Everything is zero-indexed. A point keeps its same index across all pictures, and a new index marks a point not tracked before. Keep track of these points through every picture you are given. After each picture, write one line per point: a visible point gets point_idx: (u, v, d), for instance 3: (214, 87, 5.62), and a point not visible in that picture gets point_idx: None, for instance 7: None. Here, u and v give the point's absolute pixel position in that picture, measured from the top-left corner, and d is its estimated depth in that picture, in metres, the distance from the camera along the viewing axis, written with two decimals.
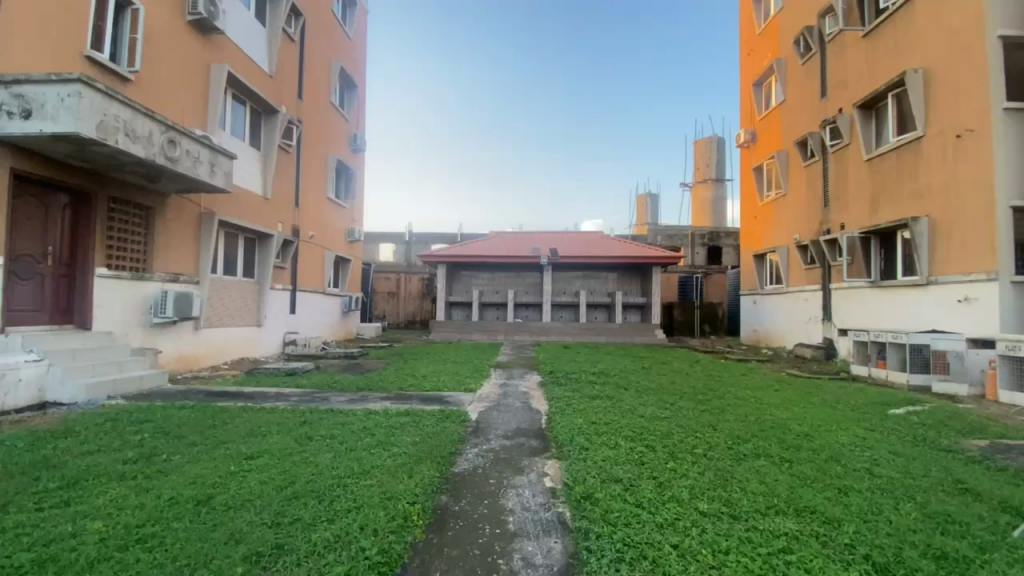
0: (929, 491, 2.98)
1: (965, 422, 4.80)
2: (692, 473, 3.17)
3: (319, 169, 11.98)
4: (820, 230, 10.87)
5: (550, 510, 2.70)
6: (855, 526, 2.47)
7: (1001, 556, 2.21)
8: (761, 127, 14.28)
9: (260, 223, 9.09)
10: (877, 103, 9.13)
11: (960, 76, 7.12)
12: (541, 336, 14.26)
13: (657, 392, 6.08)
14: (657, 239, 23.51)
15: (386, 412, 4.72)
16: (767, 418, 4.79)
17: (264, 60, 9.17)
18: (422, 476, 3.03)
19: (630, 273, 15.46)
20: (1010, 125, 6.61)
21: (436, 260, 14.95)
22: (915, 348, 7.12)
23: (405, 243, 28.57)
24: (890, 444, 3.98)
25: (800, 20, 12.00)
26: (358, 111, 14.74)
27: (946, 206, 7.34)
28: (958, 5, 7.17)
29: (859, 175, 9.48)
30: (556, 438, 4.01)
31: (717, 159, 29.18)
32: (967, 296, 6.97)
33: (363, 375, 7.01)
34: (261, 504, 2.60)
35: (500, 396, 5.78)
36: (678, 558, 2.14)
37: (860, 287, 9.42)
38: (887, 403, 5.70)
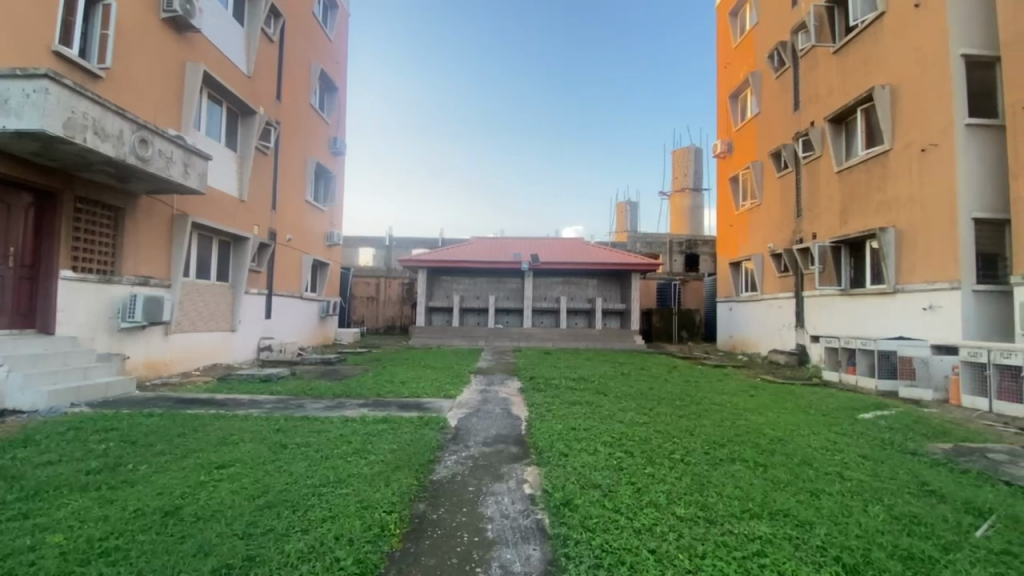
0: (896, 494, 3.07)
1: (930, 426, 4.97)
2: (670, 478, 3.20)
3: (298, 171, 11.80)
4: (793, 239, 11.17)
5: (529, 517, 2.69)
6: (826, 529, 2.53)
7: (964, 556, 2.29)
8: (737, 137, 14.64)
9: (236, 225, 8.89)
10: (846, 118, 9.46)
11: (924, 93, 7.44)
12: (521, 341, 14.26)
13: (636, 398, 6.13)
14: (637, 246, 23.79)
15: (364, 419, 4.67)
16: (742, 423, 4.87)
17: (242, 60, 9.02)
18: (400, 484, 2.99)
19: (610, 280, 15.60)
20: (971, 140, 6.91)
21: (416, 265, 14.83)
22: (883, 354, 7.35)
23: (385, 247, 28.37)
24: (860, 448, 4.09)
25: (774, 36, 12.38)
26: (339, 114, 14.60)
27: (912, 217, 7.62)
28: (922, 25, 7.49)
29: (829, 186, 9.79)
30: (535, 445, 4.00)
31: (695, 169, 29.78)
32: (931, 304, 7.23)
33: (340, 381, 6.89)
34: (232, 515, 2.52)
35: (480, 402, 5.75)
36: (656, 563, 2.15)
37: (831, 294, 9.70)
38: (856, 408, 5.86)
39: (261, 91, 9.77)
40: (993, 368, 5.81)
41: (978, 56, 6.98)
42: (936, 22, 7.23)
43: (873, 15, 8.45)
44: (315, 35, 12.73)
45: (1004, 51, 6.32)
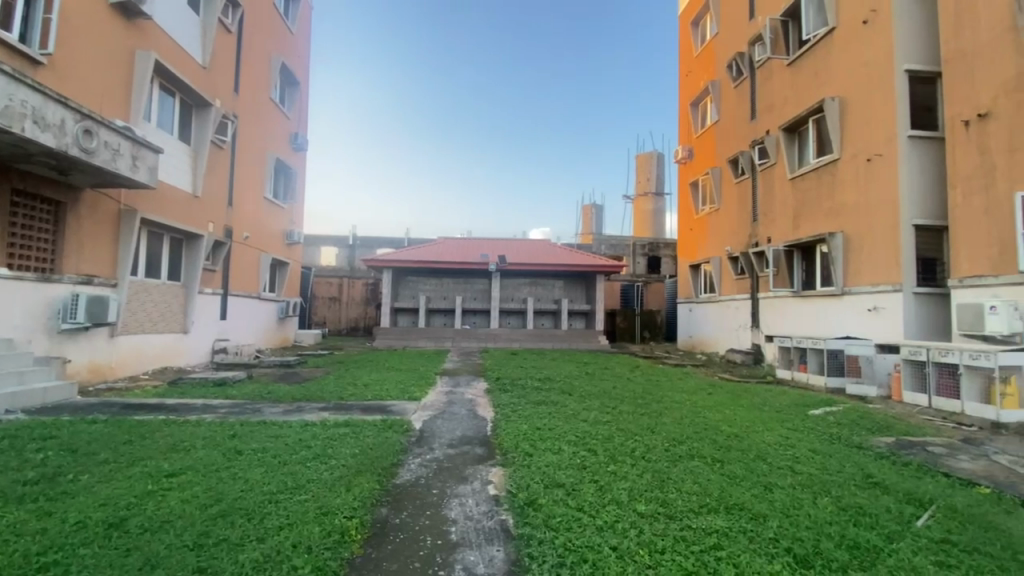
0: (843, 486, 3.23)
1: (875, 421, 5.26)
2: (631, 475, 3.27)
3: (256, 167, 11.38)
4: (749, 243, 11.60)
5: (493, 518, 2.69)
6: (779, 521, 2.63)
7: (905, 545, 2.43)
8: (697, 144, 15.09)
9: (189, 222, 8.51)
10: (799, 128, 9.91)
11: (870, 106, 7.87)
12: (487, 342, 14.23)
13: (600, 397, 6.21)
14: (602, 249, 24.17)
15: (325, 423, 4.55)
16: (701, 420, 5.01)
17: (197, 50, 8.64)
18: (362, 489, 2.93)
19: (576, 281, 15.78)
20: (912, 151, 7.35)
21: (381, 265, 14.58)
22: (831, 352, 7.71)
23: (348, 246, 27.78)
24: (810, 443, 4.29)
25: (732, 47, 12.84)
26: (301, 109, 14.19)
27: (859, 223, 8.05)
28: (869, 41, 7.92)
29: (783, 193, 10.23)
30: (500, 446, 4.00)
31: (658, 174, 30.53)
32: (875, 305, 7.66)
33: (300, 385, 6.71)
34: (182, 526, 2.41)
35: (445, 404, 5.71)
36: (617, 560, 2.19)
37: (784, 296, 10.13)
38: (807, 404, 6.14)
39: (218, 83, 9.39)
40: (932, 366, 6.10)
41: (920, 71, 7.44)
42: (881, 39, 7.67)
43: (824, 29, 8.87)
44: (276, 27, 12.34)
45: (943, 67, 6.76)
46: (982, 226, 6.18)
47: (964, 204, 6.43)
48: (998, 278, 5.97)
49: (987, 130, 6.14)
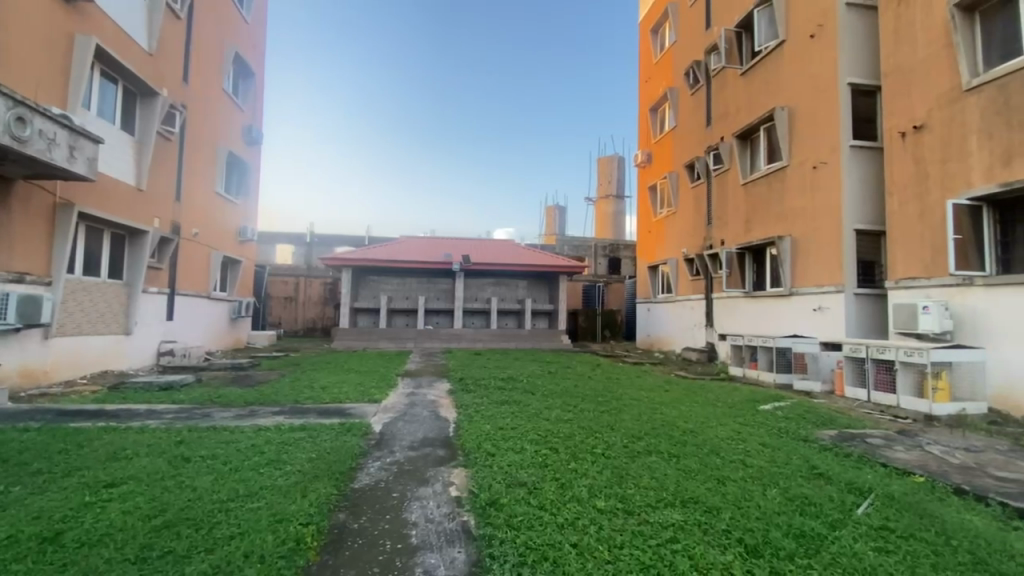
0: (791, 477, 3.39)
1: (819, 415, 5.55)
2: (592, 472, 3.33)
3: (206, 160, 10.88)
4: (704, 245, 12.01)
5: (454, 519, 2.67)
6: (731, 513, 2.74)
7: (847, 532, 2.57)
8: (656, 148, 15.48)
9: (133, 217, 8.04)
10: (751, 135, 10.33)
11: (817, 116, 8.29)
12: (450, 343, 14.12)
13: (561, 396, 6.28)
14: (565, 250, 24.46)
15: (280, 427, 4.39)
16: (659, 417, 5.15)
17: (142, 36, 8.16)
18: (318, 495, 2.84)
19: (539, 281, 15.89)
20: (854, 160, 7.80)
21: (340, 264, 14.22)
22: (780, 350, 8.09)
23: (306, 245, 27.00)
24: (760, 437, 4.48)
25: (690, 55, 13.25)
26: (255, 102, 13.65)
27: (806, 227, 8.48)
28: (816, 55, 8.35)
29: (736, 197, 10.65)
30: (462, 446, 3.98)
31: (619, 177, 31.18)
32: (820, 306, 8.08)
33: (254, 388, 6.45)
34: (123, 539, 2.27)
35: (406, 406, 5.63)
36: (577, 556, 2.22)
37: (737, 296, 10.53)
38: (757, 400, 6.41)
39: (164, 71, 8.91)
40: (871, 362, 6.48)
41: (863, 84, 7.91)
42: (827, 53, 8.10)
43: (775, 42, 9.29)
44: (229, 15, 11.81)
45: (884, 81, 7.21)
46: (916, 231, 6.63)
47: (900, 211, 6.87)
48: (930, 279, 6.41)
49: (922, 142, 6.58)
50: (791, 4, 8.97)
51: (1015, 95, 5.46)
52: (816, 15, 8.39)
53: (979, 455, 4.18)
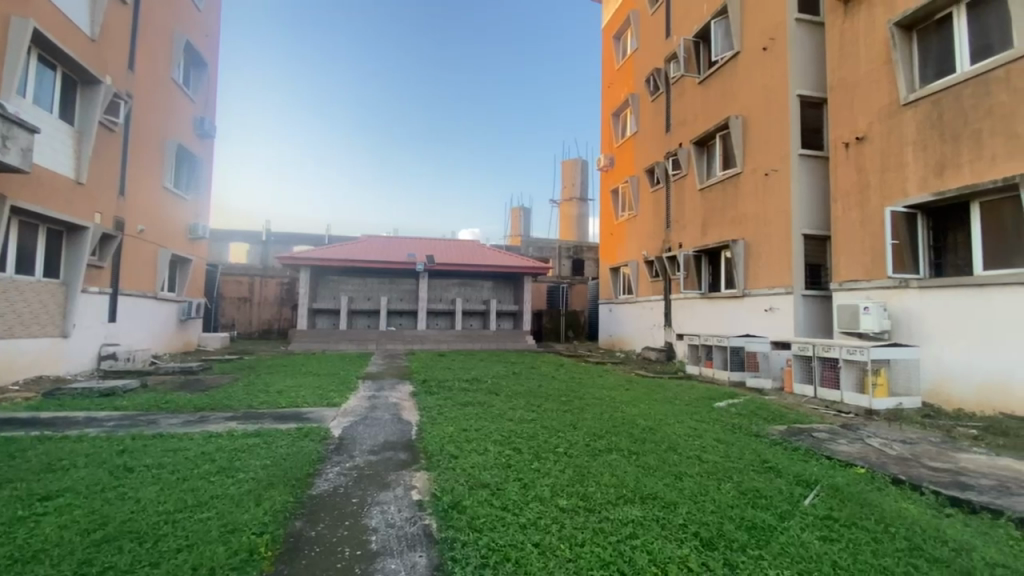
0: (744, 471, 3.53)
1: (769, 411, 5.80)
2: (554, 471, 3.36)
3: (154, 153, 10.33)
4: (664, 248, 12.34)
5: (416, 523, 2.64)
6: (687, 507, 2.83)
7: (795, 522, 2.70)
8: (618, 153, 15.79)
9: (71, 212, 7.54)
10: (707, 142, 10.71)
11: (769, 125, 8.68)
12: (413, 344, 13.94)
13: (525, 396, 6.32)
14: (529, 251, 24.60)
15: (233, 433, 4.21)
16: (620, 415, 5.26)
17: (83, 20, 7.67)
18: (273, 502, 2.75)
19: (504, 282, 15.92)
20: (803, 168, 8.21)
21: (299, 263, 13.78)
22: (734, 349, 8.41)
23: (261, 243, 26.09)
24: (716, 433, 4.64)
25: (651, 63, 13.59)
26: (207, 93, 13.07)
27: (758, 231, 8.86)
28: (768, 67, 8.73)
29: (693, 202, 11.01)
30: (425, 449, 3.93)
31: (582, 180, 31.65)
32: (771, 306, 8.45)
33: (204, 393, 6.16)
34: (59, 554, 2.13)
35: (367, 409, 5.52)
36: (539, 556, 2.24)
37: (693, 297, 10.88)
38: (713, 397, 6.63)
39: (108, 58, 8.40)
40: (818, 360, 6.81)
41: (810, 96, 8.33)
42: (778, 65, 8.49)
43: (730, 53, 9.65)
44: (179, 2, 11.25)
45: (830, 94, 7.62)
46: (858, 236, 7.03)
47: (844, 217, 7.28)
48: (870, 282, 6.82)
49: (864, 152, 6.99)
50: (745, 18, 9.34)
51: (948, 110, 5.87)
52: (768, 29, 8.78)
53: (914, 446, 4.47)
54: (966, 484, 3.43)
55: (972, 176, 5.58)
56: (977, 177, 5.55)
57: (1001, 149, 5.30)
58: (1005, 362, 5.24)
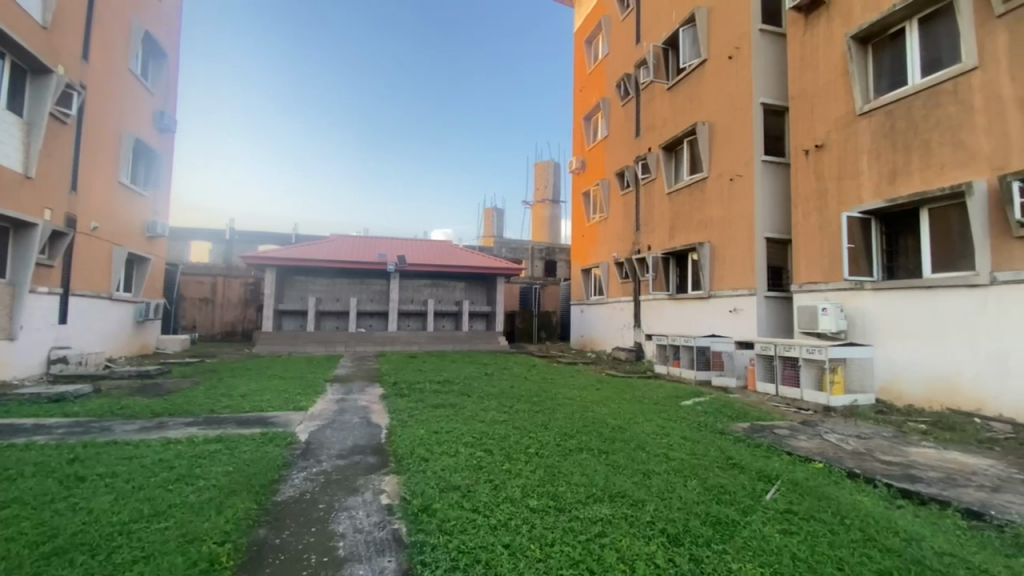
0: (709, 468, 3.63)
1: (734, 409, 5.97)
2: (525, 471, 3.38)
3: (109, 147, 9.86)
4: (633, 250, 12.56)
5: (385, 528, 2.61)
6: (654, 505, 2.88)
7: (758, 517, 2.79)
8: (589, 156, 15.98)
9: (18, 208, 7.12)
10: (676, 147, 10.96)
11: (733, 132, 8.94)
12: (384, 345, 13.76)
13: (497, 397, 6.32)
14: (502, 252, 24.63)
15: (193, 439, 4.07)
16: (591, 415, 5.32)
17: (34, 6, 7.28)
18: (235, 510, 2.67)
19: (477, 283, 15.87)
20: (765, 174, 8.50)
21: (264, 263, 13.39)
22: (700, 349, 8.62)
23: (225, 241, 25.29)
24: (683, 431, 4.76)
25: (622, 68, 13.81)
26: (167, 86, 12.56)
27: (723, 234, 9.12)
28: (733, 75, 9.00)
29: (662, 205, 11.24)
30: (395, 453, 3.89)
31: (554, 181, 31.93)
32: (736, 307, 8.71)
33: (162, 398, 5.92)
34: (3, 570, 2.01)
35: (335, 413, 5.40)
36: (509, 557, 2.25)
37: (661, 298, 11.11)
38: (680, 396, 6.78)
39: (61, 46, 8.00)
40: (779, 359, 7.05)
41: (773, 105, 8.63)
42: (743, 74, 8.76)
43: (698, 61, 9.90)
44: None
45: (791, 103, 7.91)
46: (817, 240, 7.31)
47: (804, 221, 7.56)
48: (828, 284, 7.11)
49: (822, 160, 7.29)
50: (712, 27, 9.60)
51: (900, 121, 6.18)
52: (733, 39, 9.05)
53: (868, 441, 4.68)
54: (916, 477, 3.62)
55: (922, 183, 5.89)
56: (926, 184, 5.86)
57: (948, 159, 5.61)
58: (952, 361, 5.54)
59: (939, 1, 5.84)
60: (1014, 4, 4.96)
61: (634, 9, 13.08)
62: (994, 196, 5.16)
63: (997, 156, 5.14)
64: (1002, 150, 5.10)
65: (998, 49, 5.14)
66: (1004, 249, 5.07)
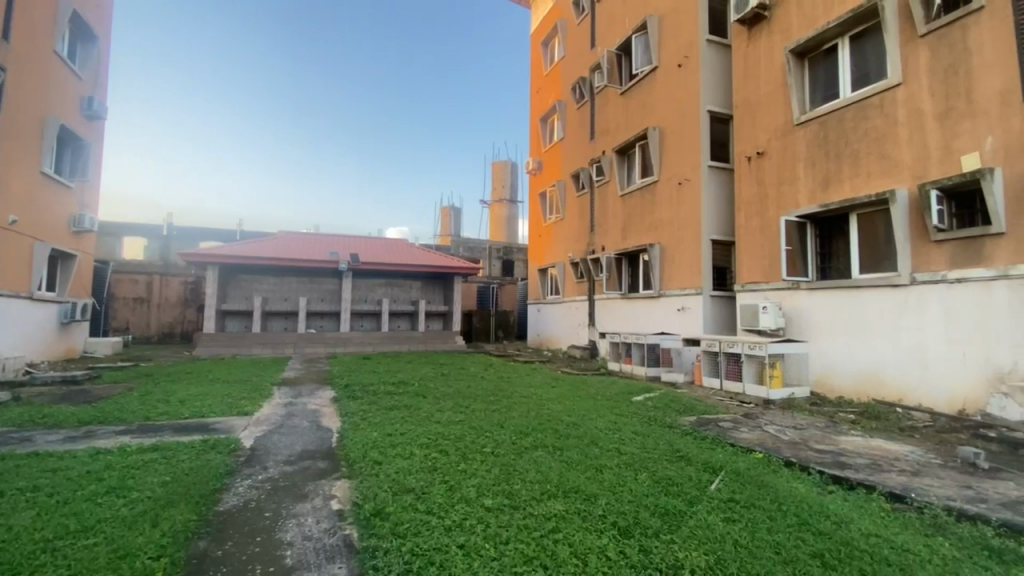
0: (658, 461, 3.76)
1: (682, 404, 6.21)
2: (480, 471, 3.38)
3: (30, 134, 9.07)
4: (588, 251, 12.80)
5: (335, 534, 2.54)
6: (606, 499, 2.96)
7: (703, 507, 2.92)
8: (546, 157, 16.15)
9: None
10: (628, 151, 11.25)
11: (682, 137, 9.29)
12: (336, 346, 13.39)
13: (453, 397, 6.28)
14: (459, 251, 24.53)
15: (126, 449, 3.81)
16: (546, 412, 5.38)
17: None
18: (173, 522, 2.52)
19: (433, 282, 15.70)
20: (711, 179, 8.88)
21: (206, 261, 12.68)
22: (650, 346, 8.90)
23: (162, 238, 23.80)
24: (633, 426, 4.90)
25: (577, 71, 14.03)
26: (98, 71, 11.69)
27: (672, 236, 9.45)
28: (682, 82, 9.35)
29: (615, 207, 11.51)
30: (346, 457, 3.79)
31: (512, 181, 32.09)
32: (684, 306, 9.05)
33: (90, 405, 5.52)
34: None
35: (283, 417, 5.21)
36: (464, 557, 2.25)
37: (614, 297, 11.39)
38: (632, 392, 6.99)
39: None
40: (723, 355, 7.38)
41: (719, 112, 9.02)
42: (692, 81, 9.10)
43: (650, 67, 10.19)
44: None
45: (735, 111, 8.29)
46: (758, 242, 7.71)
47: (746, 225, 7.96)
48: (768, 283, 7.51)
49: (763, 166, 7.69)
50: (663, 35, 9.93)
51: (833, 131, 6.61)
52: (682, 47, 9.39)
53: (804, 431, 4.98)
54: (845, 463, 3.90)
55: (852, 190, 6.33)
56: (855, 191, 6.30)
57: (875, 167, 6.06)
58: (877, 356, 5.98)
59: (868, 20, 6.28)
60: (933, 26, 5.42)
61: (589, 14, 13.32)
62: (914, 203, 5.61)
63: (918, 166, 5.59)
64: (921, 161, 5.56)
65: (920, 67, 5.59)
66: (923, 252, 5.52)
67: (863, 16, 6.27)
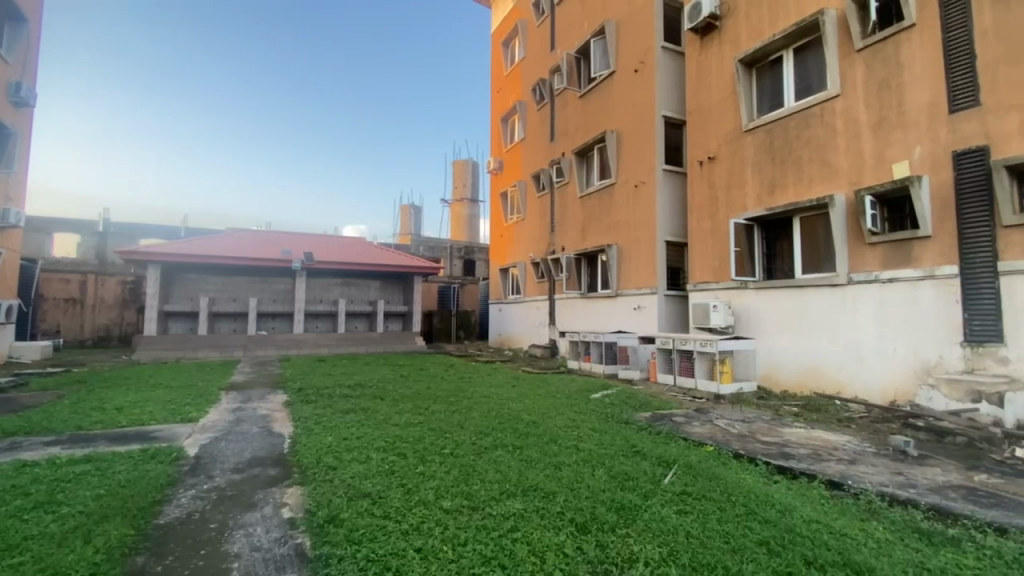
0: (615, 457, 3.84)
1: (637, 400, 6.37)
2: (439, 473, 3.35)
3: None
4: (548, 251, 12.92)
5: (286, 543, 2.46)
6: (564, 495, 3.00)
7: (657, 500, 3.00)
8: (507, 157, 16.16)
9: None
10: (587, 153, 11.42)
11: (638, 141, 9.52)
12: (290, 349, 12.94)
13: (412, 399, 6.18)
14: (419, 250, 24.23)
15: (54, 461, 3.53)
16: (506, 412, 5.39)
17: None
18: (107, 539, 2.36)
19: (392, 282, 15.44)
20: (666, 182, 9.15)
21: (148, 260, 11.97)
22: (608, 344, 9.08)
23: (97, 234, 22.25)
24: (591, 423, 4.98)
25: (537, 73, 14.12)
26: (26, 53, 10.80)
27: (629, 238, 9.68)
28: (639, 87, 9.57)
29: (575, 208, 11.67)
30: (300, 463, 3.67)
31: (473, 181, 31.97)
32: (640, 305, 9.28)
33: (13, 414, 5.09)
34: None
35: (231, 423, 4.99)
36: (421, 560, 2.22)
37: (574, 296, 11.55)
38: (590, 390, 7.10)
39: None
40: (677, 352, 7.61)
41: (673, 117, 9.30)
42: (648, 87, 9.33)
43: (608, 71, 10.39)
44: None
45: (688, 117, 8.57)
46: (709, 244, 8.01)
47: (698, 227, 8.25)
48: (718, 283, 7.81)
49: (714, 170, 7.99)
50: (621, 40, 10.14)
51: (778, 138, 6.94)
52: (639, 53, 9.61)
53: (751, 425, 5.21)
54: (789, 454, 4.11)
55: (795, 195, 6.67)
56: (798, 196, 6.64)
57: (817, 173, 6.41)
58: (818, 352, 6.33)
59: (811, 34, 6.64)
60: (869, 41, 5.79)
61: (549, 16, 13.42)
62: (851, 207, 5.97)
63: (854, 173, 5.95)
64: (857, 168, 5.93)
65: (857, 79, 5.96)
66: (858, 253, 5.89)
67: (806, 30, 6.62)
